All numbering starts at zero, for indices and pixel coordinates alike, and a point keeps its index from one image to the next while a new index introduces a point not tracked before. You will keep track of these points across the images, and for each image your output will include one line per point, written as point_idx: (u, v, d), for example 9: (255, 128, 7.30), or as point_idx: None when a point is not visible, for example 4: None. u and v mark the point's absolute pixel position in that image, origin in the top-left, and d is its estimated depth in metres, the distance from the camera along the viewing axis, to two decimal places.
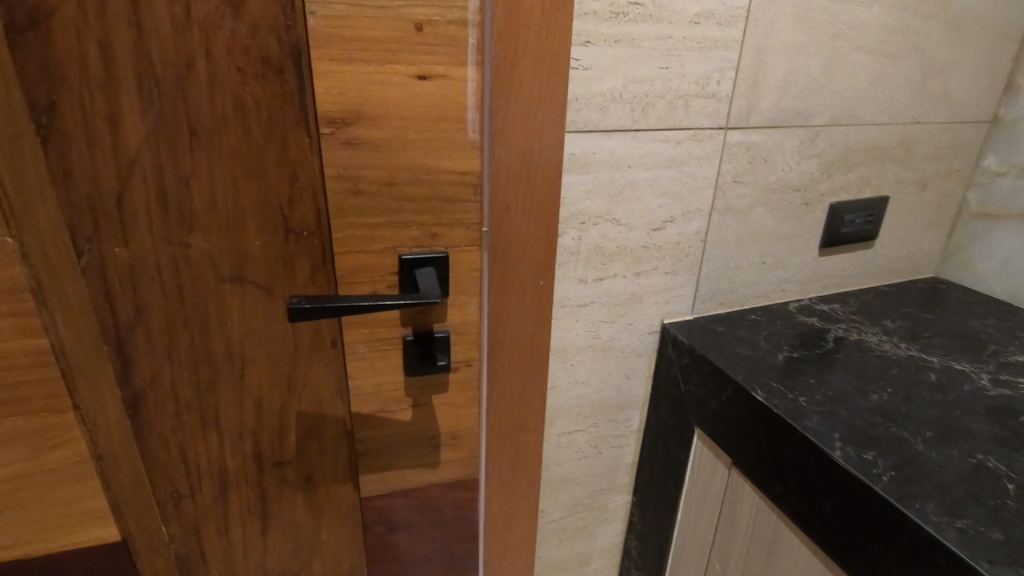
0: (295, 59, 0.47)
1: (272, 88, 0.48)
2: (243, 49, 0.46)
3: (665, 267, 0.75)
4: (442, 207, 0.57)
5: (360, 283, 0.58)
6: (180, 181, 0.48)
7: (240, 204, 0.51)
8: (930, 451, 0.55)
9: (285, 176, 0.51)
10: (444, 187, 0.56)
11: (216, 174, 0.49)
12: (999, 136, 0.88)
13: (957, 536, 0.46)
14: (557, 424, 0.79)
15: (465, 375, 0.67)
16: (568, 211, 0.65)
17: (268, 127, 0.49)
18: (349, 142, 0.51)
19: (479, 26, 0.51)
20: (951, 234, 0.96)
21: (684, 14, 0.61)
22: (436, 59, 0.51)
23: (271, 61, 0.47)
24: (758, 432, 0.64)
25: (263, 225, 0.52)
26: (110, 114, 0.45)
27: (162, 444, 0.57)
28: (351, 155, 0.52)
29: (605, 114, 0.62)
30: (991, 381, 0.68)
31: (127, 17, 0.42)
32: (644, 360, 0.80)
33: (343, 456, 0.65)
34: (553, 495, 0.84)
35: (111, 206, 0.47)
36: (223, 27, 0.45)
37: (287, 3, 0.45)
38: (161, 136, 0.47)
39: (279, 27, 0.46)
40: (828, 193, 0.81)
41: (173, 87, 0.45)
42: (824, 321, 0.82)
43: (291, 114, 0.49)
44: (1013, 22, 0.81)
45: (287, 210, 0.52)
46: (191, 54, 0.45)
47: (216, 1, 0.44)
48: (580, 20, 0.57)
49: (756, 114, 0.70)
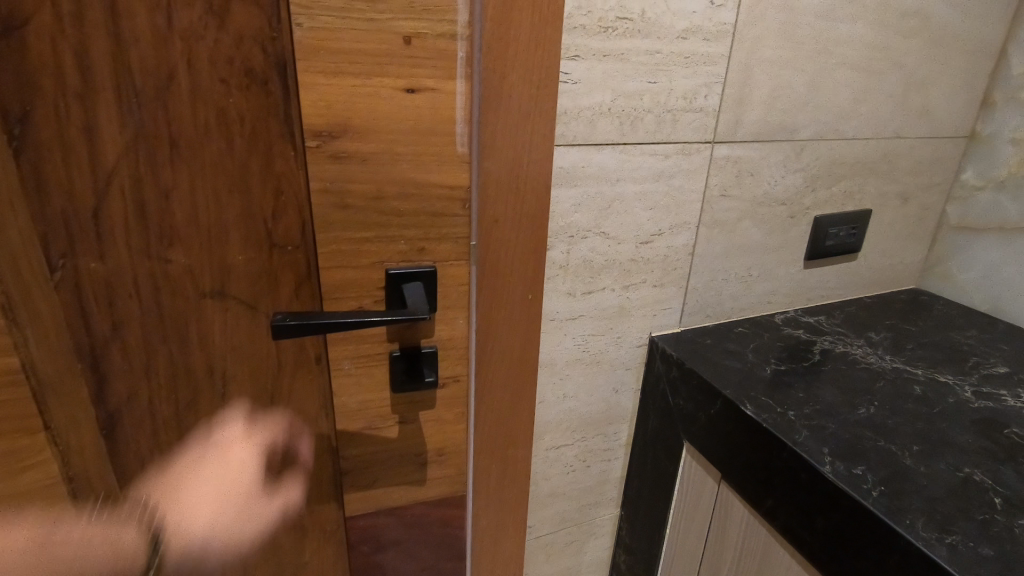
0: (280, 71, 0.47)
1: (256, 99, 0.47)
2: (227, 60, 0.45)
3: (653, 280, 0.74)
4: (431, 222, 0.56)
5: (344, 299, 0.57)
6: (160, 194, 0.47)
7: (222, 217, 0.50)
8: (918, 465, 0.56)
9: (269, 189, 0.50)
10: (433, 201, 0.55)
11: (198, 186, 0.48)
12: (977, 151, 0.90)
13: (947, 552, 0.46)
14: (545, 438, 0.78)
15: (454, 393, 0.65)
16: (556, 225, 0.65)
17: (252, 139, 0.48)
18: (336, 156, 0.50)
19: (468, 40, 0.50)
20: (932, 246, 0.98)
21: (673, 29, 0.61)
22: (425, 72, 0.50)
23: (255, 72, 0.46)
24: (747, 446, 0.64)
25: (246, 238, 0.51)
26: (87, 125, 0.43)
27: (139, 465, 0.55)
28: (337, 168, 0.51)
29: (594, 128, 0.62)
30: (975, 393, 0.69)
31: (106, 26, 0.41)
32: (632, 373, 0.80)
33: (327, 474, 0.64)
34: (541, 510, 0.83)
35: (87, 219, 0.46)
36: (207, 37, 0.44)
37: (273, 14, 0.45)
38: (141, 148, 0.45)
39: (264, 38, 0.45)
40: (813, 207, 0.81)
41: (154, 98, 0.44)
42: (811, 334, 0.82)
43: (276, 127, 0.48)
44: (989, 40, 0.83)
45: (271, 223, 0.51)
46: (173, 64, 0.44)
47: (199, 11, 0.43)
48: (570, 34, 0.56)
49: (743, 128, 0.71)
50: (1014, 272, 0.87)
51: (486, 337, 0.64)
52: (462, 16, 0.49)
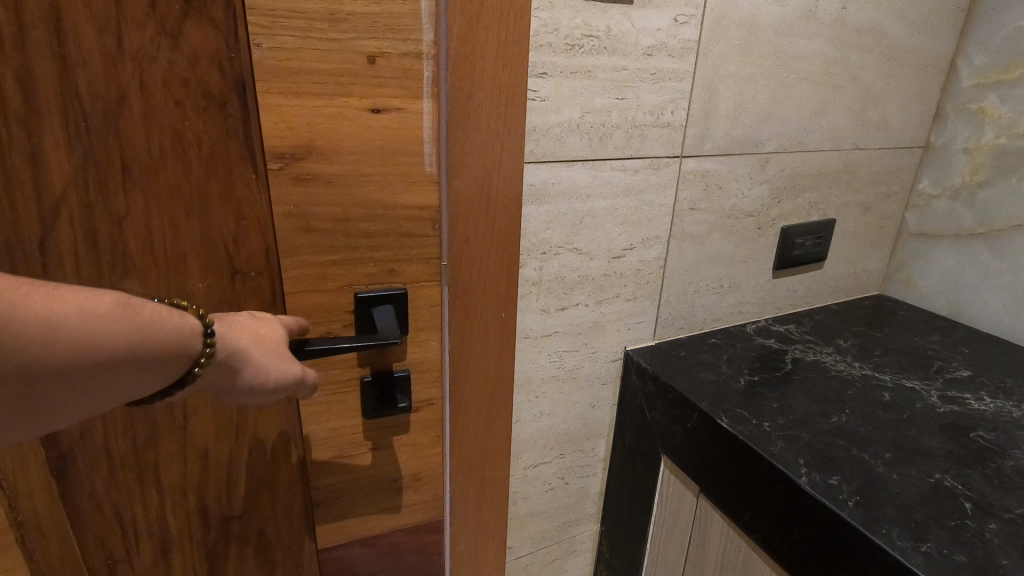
0: (239, 92, 0.46)
1: (214, 121, 0.46)
2: (182, 81, 0.44)
3: (626, 294, 0.74)
4: (400, 242, 0.56)
5: (312, 323, 0.56)
6: (112, 221, 0.45)
7: (180, 243, 0.48)
8: (890, 473, 0.56)
9: (230, 212, 0.49)
10: (401, 221, 0.56)
11: (154, 211, 0.46)
12: (932, 161, 0.93)
13: (923, 561, 0.46)
14: (523, 457, 0.77)
15: (426, 416, 0.65)
16: (528, 242, 0.64)
17: (210, 162, 0.47)
18: (299, 178, 0.50)
19: (436, 59, 0.51)
20: (893, 253, 1.00)
21: (638, 46, 0.62)
22: (390, 92, 0.50)
23: (212, 93, 0.45)
24: (723, 458, 0.64)
25: (206, 264, 0.50)
26: (31, 151, 0.42)
27: (94, 506, 0.53)
28: (301, 191, 0.50)
29: (563, 144, 0.62)
30: (941, 398, 0.70)
31: (50, 48, 0.40)
32: (608, 388, 0.79)
33: (298, 505, 0.62)
34: (520, 530, 0.82)
35: (34, 250, 0.44)
36: (160, 58, 0.43)
37: (230, 34, 0.44)
38: (90, 173, 0.44)
39: (221, 58, 0.45)
40: (779, 218, 0.83)
41: (105, 122, 0.43)
42: (781, 343, 0.83)
43: (235, 149, 0.47)
44: (940, 54, 0.86)
45: (233, 248, 0.50)
46: (124, 87, 0.43)
47: (151, 32, 0.42)
48: (536, 51, 0.56)
49: (710, 143, 0.71)
50: (971, 277, 0.90)
51: (460, 358, 0.63)
52: (428, 36, 0.50)
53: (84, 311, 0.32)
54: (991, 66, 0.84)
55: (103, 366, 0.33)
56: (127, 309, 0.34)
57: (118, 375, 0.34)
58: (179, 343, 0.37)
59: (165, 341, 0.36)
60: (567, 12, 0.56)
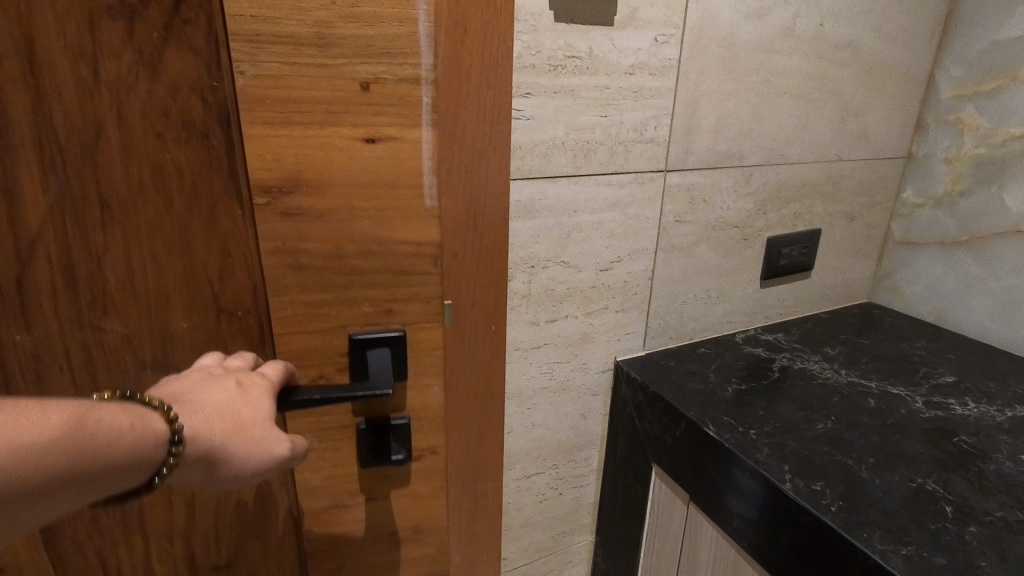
0: (222, 123, 0.48)
1: (197, 153, 0.48)
2: (162, 113, 0.46)
3: (615, 306, 0.76)
4: (393, 276, 0.58)
5: (305, 365, 0.58)
6: (91, 257, 0.48)
7: (162, 276, 0.50)
8: (874, 478, 0.57)
9: (214, 246, 0.51)
10: (399, 257, 0.57)
11: (134, 244, 0.48)
12: (914, 171, 0.95)
13: (903, 564, 0.47)
14: (516, 468, 0.78)
15: (426, 453, 0.67)
16: (517, 256, 0.66)
17: (192, 195, 0.49)
18: (287, 213, 0.52)
19: (435, 84, 0.52)
20: (880, 261, 1.02)
21: (620, 66, 0.64)
22: (386, 121, 0.52)
23: (195, 125, 0.47)
24: (709, 466, 0.65)
25: (190, 295, 0.52)
26: (7, 188, 0.44)
27: (79, 553, 0.56)
28: (289, 225, 0.52)
29: (548, 161, 0.63)
30: (925, 403, 0.72)
31: (25, 81, 0.42)
32: (599, 399, 0.80)
33: (289, 548, 0.64)
34: (515, 541, 0.82)
35: (13, 284, 0.46)
36: (138, 88, 0.45)
37: (212, 63, 0.46)
38: (67, 209, 0.46)
39: (202, 86, 0.46)
40: (765, 228, 0.85)
41: (82, 155, 0.45)
42: (770, 351, 0.85)
43: (219, 182, 0.49)
44: (919, 67, 0.89)
45: (219, 280, 0.52)
46: (102, 119, 0.45)
47: (129, 64, 0.44)
48: (520, 73, 0.58)
49: (693, 157, 0.73)
50: (956, 284, 0.92)
51: (452, 372, 0.64)
52: (427, 60, 0.51)
53: (35, 440, 0.29)
54: (968, 78, 0.86)
55: (55, 493, 0.30)
56: (81, 428, 0.31)
57: (70, 499, 0.31)
58: (142, 454, 0.34)
59: (127, 456, 0.33)
60: (550, 35, 0.58)
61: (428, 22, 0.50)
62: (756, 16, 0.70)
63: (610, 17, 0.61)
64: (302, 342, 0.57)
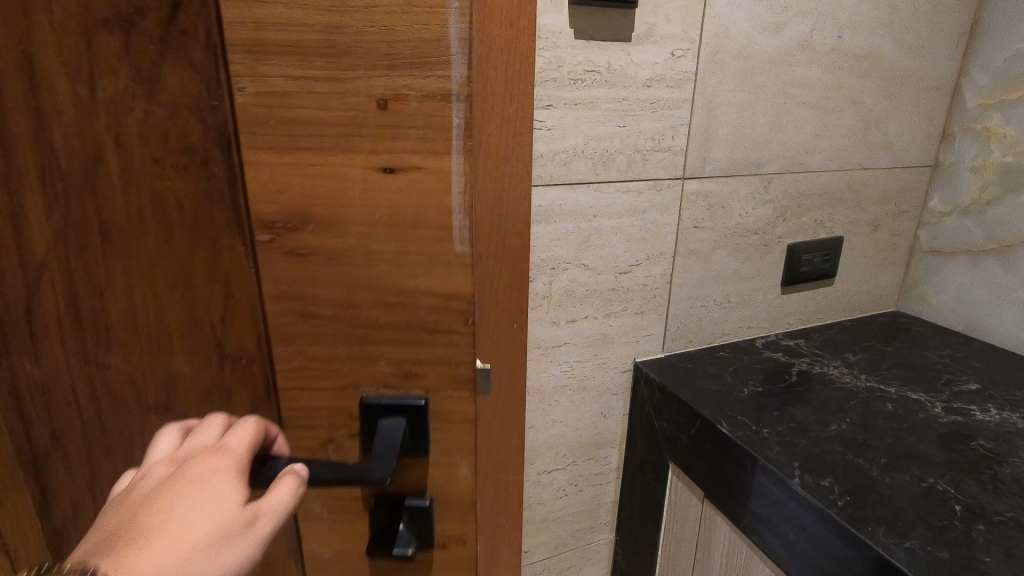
0: (222, 148, 0.42)
1: (196, 181, 0.43)
2: (162, 135, 0.42)
3: (633, 308, 0.79)
4: (414, 336, 0.44)
5: None
6: (93, 290, 0.45)
7: (160, 315, 0.47)
8: (884, 477, 0.59)
9: (217, 288, 0.46)
10: (421, 313, 0.43)
11: (134, 282, 0.46)
12: (941, 179, 0.95)
13: (906, 556, 0.49)
14: (536, 463, 0.81)
15: None
16: (538, 258, 0.70)
17: (191, 228, 0.45)
18: (291, 254, 0.40)
19: (467, 102, 0.38)
20: (907, 269, 1.02)
21: (638, 79, 0.67)
22: (408, 145, 0.39)
23: (194, 148, 0.42)
24: (721, 463, 0.68)
25: (192, 338, 0.48)
26: (15, 213, 0.43)
27: None
28: (296, 267, 0.41)
29: (569, 169, 0.67)
30: (945, 409, 0.72)
31: (26, 100, 0.40)
32: (619, 398, 0.83)
33: None
34: (536, 535, 0.85)
35: (22, 318, 0.46)
36: (135, 108, 0.41)
37: (210, 80, 0.41)
38: (73, 238, 0.44)
39: (202, 104, 0.41)
40: (785, 235, 0.86)
41: (82, 184, 0.43)
42: (789, 356, 0.86)
43: (220, 214, 0.44)
44: (943, 76, 0.89)
45: (217, 321, 0.47)
46: (102, 142, 0.42)
47: (127, 81, 0.41)
48: (542, 86, 0.63)
49: (710, 165, 0.76)
50: (985, 293, 0.91)
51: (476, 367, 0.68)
52: (459, 73, 0.38)
53: None
54: (994, 86, 0.86)
55: None
56: None
57: None
58: None
59: None
60: (570, 51, 0.62)
61: (462, 25, 0.36)
62: (772, 29, 0.73)
63: (628, 33, 0.65)
64: (300, 413, 0.45)
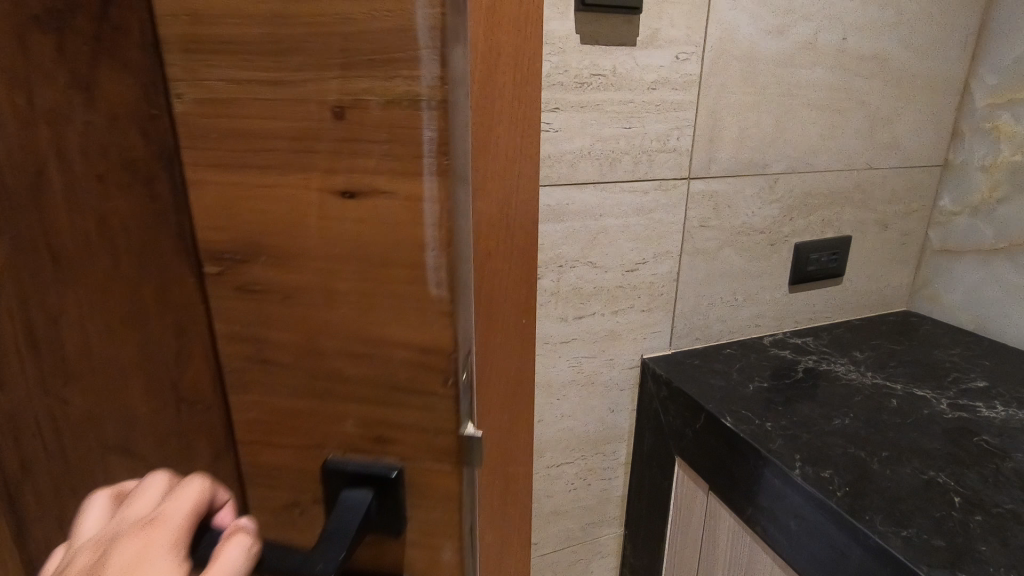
0: (167, 165, 0.32)
1: (141, 202, 0.33)
2: (103, 150, 0.32)
3: (640, 305, 0.81)
4: (388, 411, 0.33)
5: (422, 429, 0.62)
6: (45, 321, 0.35)
7: (113, 359, 0.36)
8: (884, 469, 0.60)
9: (171, 329, 0.35)
10: (394, 370, 0.32)
11: (86, 316, 0.35)
12: (951, 179, 0.95)
13: (902, 544, 0.50)
14: (545, 456, 0.83)
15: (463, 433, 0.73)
16: (546, 256, 0.72)
17: (141, 256, 0.34)
18: (244, 291, 0.31)
19: (443, 111, 0.27)
20: (918, 269, 1.02)
21: (643, 82, 0.69)
22: (372, 166, 0.28)
23: (138, 166, 0.32)
24: (725, 455, 0.69)
25: (150, 397, 0.37)
26: None
27: None
28: (246, 308, 0.32)
29: (575, 169, 0.70)
30: (950, 405, 0.73)
31: None
32: (626, 394, 0.85)
33: None
34: (545, 528, 0.87)
35: None
36: (75, 119, 0.32)
37: (150, 75, 0.30)
38: (15, 263, 0.34)
39: (144, 114, 0.31)
40: (792, 234, 0.87)
41: (26, 202, 0.33)
42: (796, 354, 0.87)
43: (166, 238, 0.33)
44: (952, 76, 0.90)
45: (176, 374, 0.36)
46: (40, 150, 0.32)
47: (62, 82, 0.31)
48: (549, 90, 0.65)
49: (716, 165, 0.78)
50: (996, 292, 0.91)
51: (486, 361, 0.71)
52: (432, 71, 0.27)
53: None
54: (1004, 86, 0.86)
55: None
56: None
57: None
58: None
59: None
60: (576, 55, 0.65)
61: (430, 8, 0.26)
62: (776, 32, 0.75)
63: (633, 37, 0.67)
64: (255, 485, 0.35)
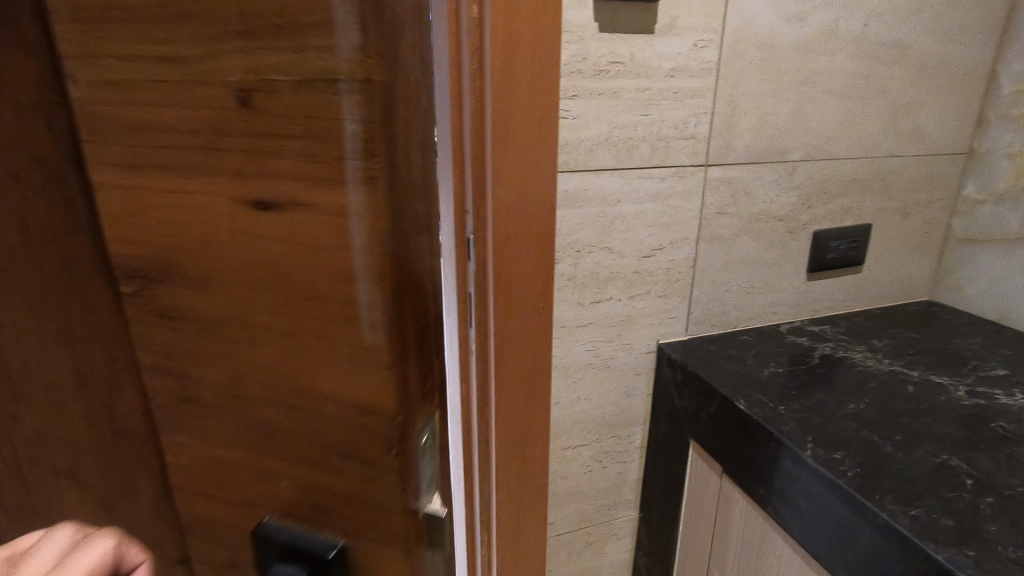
0: (76, 167, 0.35)
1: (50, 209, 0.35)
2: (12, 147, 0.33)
3: (657, 291, 0.82)
4: (310, 393, 0.37)
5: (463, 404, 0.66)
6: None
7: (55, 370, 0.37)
8: (896, 452, 0.61)
9: (111, 323, 0.38)
10: (339, 358, 0.36)
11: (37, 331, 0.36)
12: (976, 167, 0.94)
13: (910, 521, 0.51)
14: (562, 438, 0.85)
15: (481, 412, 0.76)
16: (564, 241, 0.74)
17: (69, 278, 0.36)
18: (162, 314, 0.37)
19: (365, 89, 0.30)
20: (941, 258, 1.01)
21: (660, 69, 0.70)
22: (287, 166, 0.32)
23: (44, 163, 0.34)
24: (738, 437, 0.71)
25: (107, 397, 0.39)
26: None
27: None
28: (163, 329, 0.38)
29: (593, 156, 0.71)
30: (968, 392, 0.73)
31: None
32: (642, 378, 0.86)
33: None
34: (561, 508, 0.89)
35: None
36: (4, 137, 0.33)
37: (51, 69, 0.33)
38: None
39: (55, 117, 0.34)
40: (811, 222, 0.87)
41: None
42: (813, 341, 0.87)
43: (79, 247, 0.36)
44: (978, 62, 0.88)
45: (105, 392, 0.39)
46: None
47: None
48: (568, 78, 0.67)
49: (733, 152, 0.78)
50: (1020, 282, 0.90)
51: (504, 343, 0.73)
52: (348, 50, 0.29)
53: None
54: None
55: None
56: None
57: None
58: None
59: None
60: (594, 44, 0.66)
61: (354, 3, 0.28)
62: (796, 19, 0.75)
63: (651, 25, 0.68)
64: (214, 478, 0.42)
